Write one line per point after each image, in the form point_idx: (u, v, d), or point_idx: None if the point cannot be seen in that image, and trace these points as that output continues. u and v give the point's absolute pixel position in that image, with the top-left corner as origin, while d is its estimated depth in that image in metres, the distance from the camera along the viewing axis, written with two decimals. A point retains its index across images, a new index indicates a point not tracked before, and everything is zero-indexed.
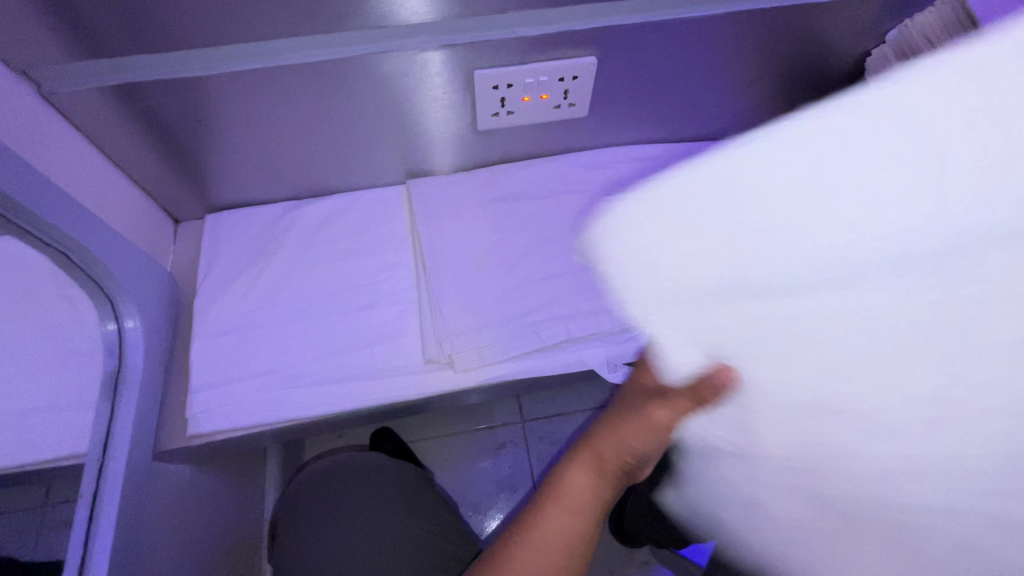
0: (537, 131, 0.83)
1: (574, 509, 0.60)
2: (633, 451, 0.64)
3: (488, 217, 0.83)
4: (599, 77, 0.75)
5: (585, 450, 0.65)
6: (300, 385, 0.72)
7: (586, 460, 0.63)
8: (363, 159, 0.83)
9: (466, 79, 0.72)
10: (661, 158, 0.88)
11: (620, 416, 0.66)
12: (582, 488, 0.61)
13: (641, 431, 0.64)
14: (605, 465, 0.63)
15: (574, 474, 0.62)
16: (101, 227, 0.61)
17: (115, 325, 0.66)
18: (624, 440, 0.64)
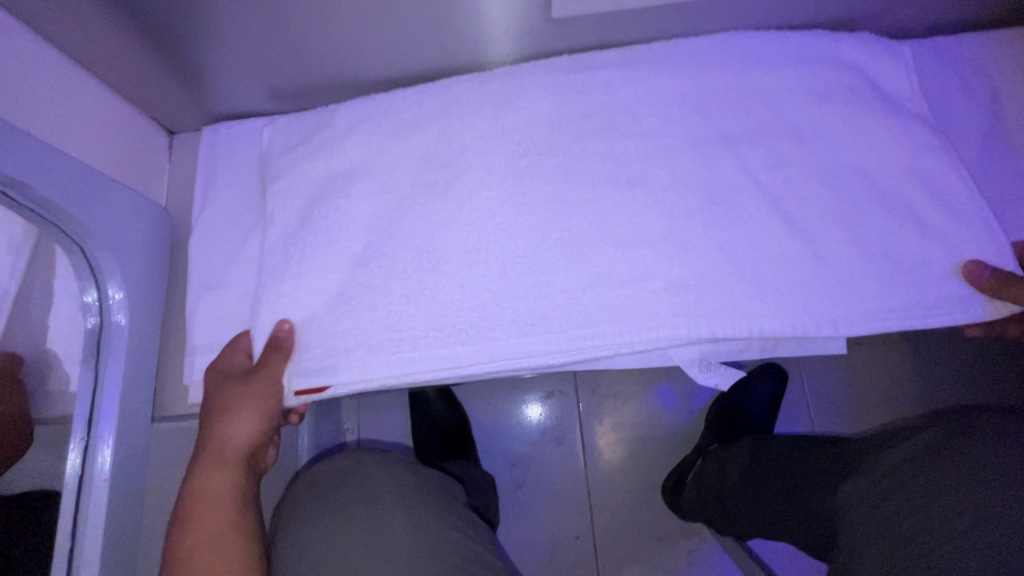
0: (634, 16, 0.58)
1: (225, 515, 0.55)
2: (240, 443, 0.56)
3: (550, 138, 0.59)
4: None
5: (206, 443, 0.56)
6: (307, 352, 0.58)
7: (216, 454, 0.56)
8: (386, 51, 0.61)
9: None
10: (819, 59, 0.60)
11: (217, 457, 0.56)
12: (224, 491, 0.55)
13: (242, 410, 0.56)
14: (225, 458, 0.56)
15: (205, 475, 0.55)
16: (33, 148, 0.46)
17: (96, 294, 0.54)
18: (215, 484, 0.55)
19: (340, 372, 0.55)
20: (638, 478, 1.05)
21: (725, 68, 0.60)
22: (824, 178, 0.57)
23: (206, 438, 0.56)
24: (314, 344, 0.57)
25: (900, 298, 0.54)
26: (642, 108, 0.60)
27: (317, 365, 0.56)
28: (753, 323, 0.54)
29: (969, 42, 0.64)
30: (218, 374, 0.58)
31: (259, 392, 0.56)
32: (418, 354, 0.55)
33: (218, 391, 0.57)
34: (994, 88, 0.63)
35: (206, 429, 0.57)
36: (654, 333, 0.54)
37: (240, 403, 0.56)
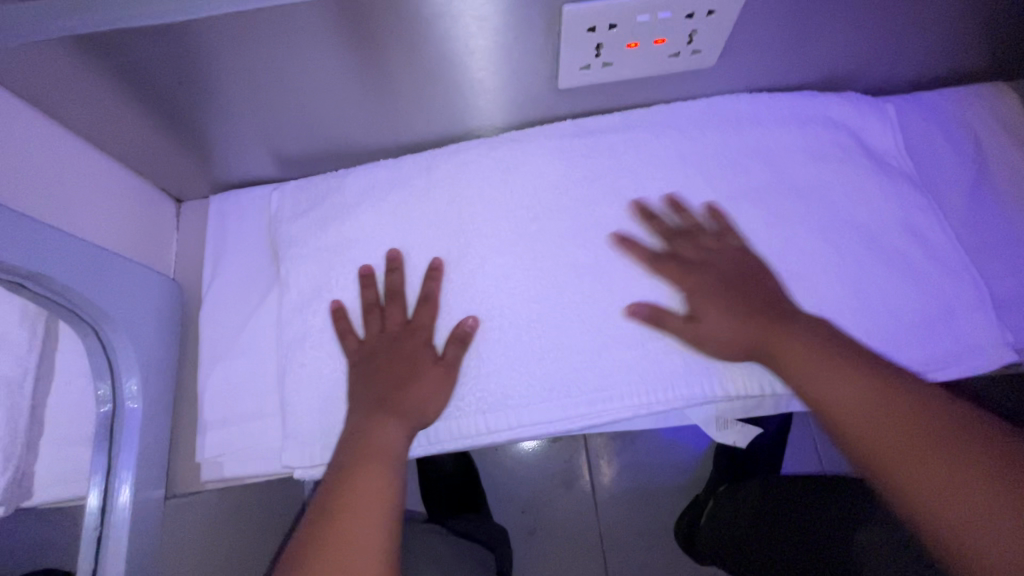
0: (635, 85, 0.60)
1: (392, 466, 0.50)
2: (420, 407, 0.54)
3: (558, 201, 0.61)
4: (742, 14, 0.51)
5: (380, 400, 0.54)
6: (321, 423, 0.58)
7: (395, 407, 0.53)
8: (396, 121, 0.63)
9: (550, 19, 0.49)
10: (811, 120, 0.63)
11: (390, 402, 0.53)
12: (395, 446, 0.52)
13: (422, 384, 0.54)
14: (399, 410, 0.53)
15: (382, 427, 0.52)
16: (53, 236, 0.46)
17: (110, 384, 0.53)
18: (389, 436, 0.52)
19: None
20: (650, 519, 1.04)
21: (723, 129, 0.63)
22: (825, 233, 0.59)
23: (375, 366, 0.55)
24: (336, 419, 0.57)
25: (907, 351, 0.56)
26: (645, 170, 0.61)
27: None
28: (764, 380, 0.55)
29: (948, 98, 0.67)
30: (387, 332, 0.58)
31: (441, 378, 0.55)
32: (441, 425, 0.56)
33: (388, 360, 0.56)
34: (977, 140, 0.65)
35: (380, 394, 0.54)
36: (669, 395, 0.55)
37: (422, 370, 0.55)
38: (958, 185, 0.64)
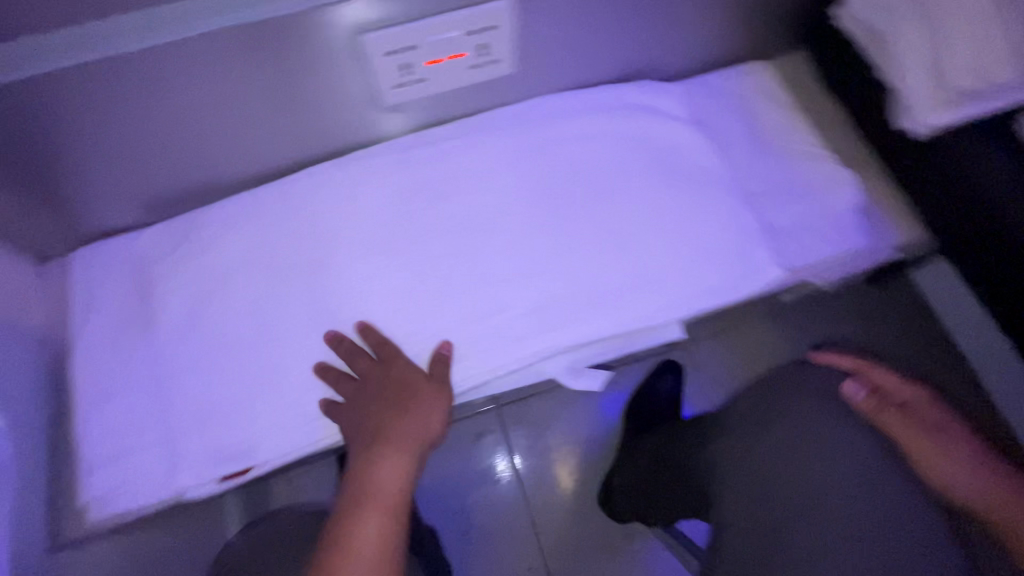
0: (455, 96, 0.69)
1: (398, 512, 0.56)
2: (416, 439, 0.59)
3: (406, 206, 0.68)
4: (518, 25, 0.61)
5: (372, 433, 0.58)
6: (201, 442, 0.59)
7: (388, 439, 0.58)
8: (245, 153, 0.67)
9: (353, 46, 0.57)
10: (612, 107, 0.73)
11: (387, 439, 0.58)
12: (398, 485, 0.57)
13: (422, 410, 0.59)
14: (393, 441, 0.58)
15: (386, 466, 0.57)
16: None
17: None
18: (385, 470, 0.57)
19: (257, 454, 0.59)
20: (575, 496, 1.10)
21: (542, 122, 0.72)
22: (638, 195, 0.68)
23: (361, 424, 0.59)
24: (221, 436, 0.59)
25: (718, 279, 0.65)
26: (479, 166, 0.69)
27: (233, 454, 0.59)
28: (601, 325, 0.63)
29: (728, 73, 0.80)
30: (388, 374, 0.60)
31: (437, 397, 0.60)
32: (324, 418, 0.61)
33: (382, 396, 0.60)
34: (756, 103, 0.77)
35: (387, 434, 0.58)
36: (524, 353, 0.62)
37: (422, 407, 0.59)
38: (742, 139, 0.75)
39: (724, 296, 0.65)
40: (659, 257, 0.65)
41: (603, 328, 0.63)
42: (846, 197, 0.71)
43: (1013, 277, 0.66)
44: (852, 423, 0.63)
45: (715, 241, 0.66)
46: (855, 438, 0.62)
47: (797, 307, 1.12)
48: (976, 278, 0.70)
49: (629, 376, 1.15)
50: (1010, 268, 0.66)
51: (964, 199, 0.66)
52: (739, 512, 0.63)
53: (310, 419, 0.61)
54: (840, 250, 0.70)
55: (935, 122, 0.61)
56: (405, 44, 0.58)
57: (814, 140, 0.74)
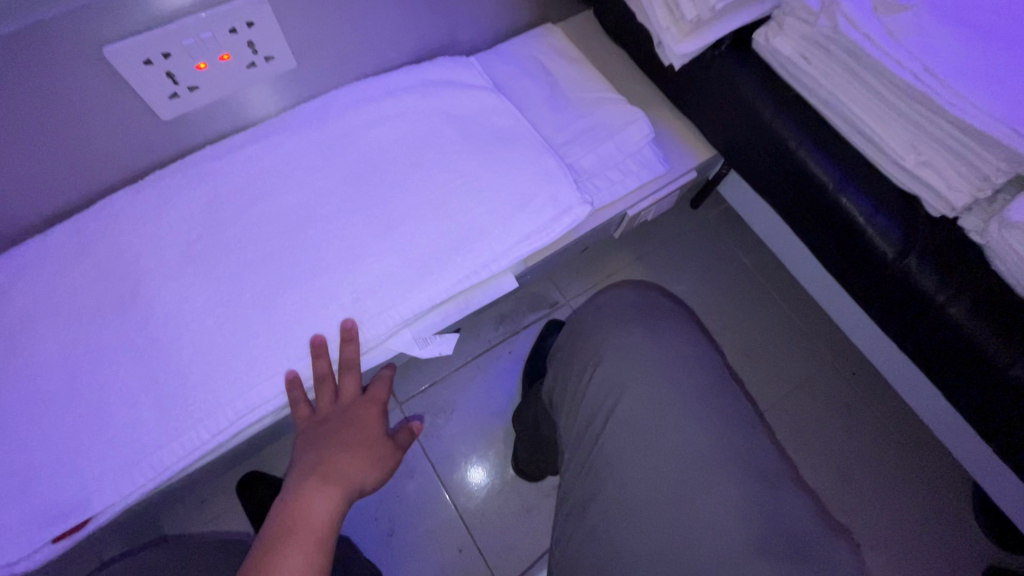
0: (243, 98, 0.68)
1: (326, 534, 0.53)
2: (349, 477, 0.57)
3: (215, 215, 0.66)
4: (283, 17, 0.61)
5: (312, 467, 0.57)
6: (25, 510, 0.55)
7: (328, 473, 0.56)
8: (18, 198, 0.62)
9: (102, 63, 0.54)
10: (411, 86, 0.75)
11: (343, 441, 0.60)
12: (324, 514, 0.53)
13: (363, 455, 0.60)
14: (331, 478, 0.56)
15: (313, 496, 0.54)
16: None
17: None
18: (320, 496, 0.54)
19: (96, 504, 0.56)
20: (490, 467, 1.13)
21: (343, 110, 0.72)
22: (449, 163, 0.71)
23: (331, 431, 0.61)
24: (48, 496, 0.55)
25: (535, 228, 0.70)
26: (285, 165, 0.69)
27: (67, 510, 0.55)
28: (433, 293, 0.66)
29: (519, 40, 0.85)
30: (341, 401, 0.64)
31: (372, 412, 0.64)
32: (165, 449, 0.58)
33: (344, 419, 0.62)
34: (547, 62, 0.83)
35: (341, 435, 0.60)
36: (365, 334, 0.64)
37: (368, 418, 0.64)
38: (541, 96, 0.80)
39: (543, 241, 0.71)
40: (477, 217, 0.69)
41: (438, 294, 0.66)
42: (639, 130, 0.77)
43: (769, 176, 0.77)
44: (667, 321, 0.61)
45: (528, 192, 0.71)
46: (668, 332, 0.60)
47: (651, 244, 1.22)
48: (750, 180, 0.82)
49: (518, 342, 1.20)
50: (766, 170, 0.76)
51: (731, 111, 0.75)
52: (579, 442, 0.58)
53: (150, 454, 0.58)
54: (643, 179, 0.78)
55: (686, 51, 0.69)
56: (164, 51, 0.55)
57: (604, 86, 0.81)
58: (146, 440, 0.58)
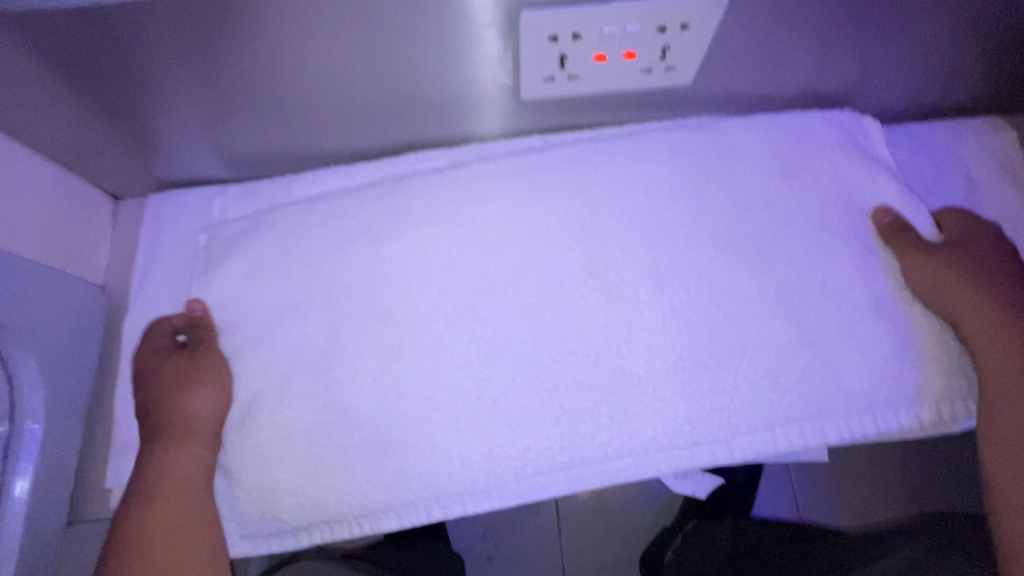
0: (608, 100, 0.56)
1: (201, 432, 0.51)
2: (192, 411, 0.51)
3: (524, 212, 0.54)
4: (721, 27, 0.46)
5: (153, 430, 0.51)
6: (240, 448, 0.51)
7: (180, 427, 0.50)
8: (348, 128, 0.58)
9: (510, 26, 0.45)
10: (806, 141, 0.56)
11: (157, 402, 0.52)
12: (190, 466, 0.50)
13: (198, 396, 0.51)
14: (189, 432, 0.51)
15: (160, 451, 0.50)
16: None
17: None
18: (181, 450, 0.50)
19: (292, 494, 0.50)
20: (618, 554, 0.97)
21: (709, 147, 0.56)
22: (823, 270, 0.51)
23: (157, 384, 0.53)
24: (258, 460, 0.50)
25: (902, 413, 0.49)
26: (620, 189, 0.55)
27: (270, 483, 0.50)
28: (736, 441, 0.49)
29: (947, 131, 0.62)
30: (189, 349, 0.53)
31: (209, 364, 0.52)
32: (379, 469, 0.49)
33: (179, 364, 0.52)
34: (978, 175, 0.60)
35: (150, 417, 0.52)
36: (638, 450, 0.49)
37: (198, 378, 0.51)
38: None
39: (904, 430, 0.50)
40: (837, 360, 0.49)
41: (743, 440, 0.49)
42: None
43: None
44: None
45: (917, 356, 0.50)
46: None
47: None
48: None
49: None
50: None
51: None
52: None
53: (362, 469, 0.50)
54: None
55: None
56: (419, 142, 0.62)
57: None
58: (362, 448, 0.50)
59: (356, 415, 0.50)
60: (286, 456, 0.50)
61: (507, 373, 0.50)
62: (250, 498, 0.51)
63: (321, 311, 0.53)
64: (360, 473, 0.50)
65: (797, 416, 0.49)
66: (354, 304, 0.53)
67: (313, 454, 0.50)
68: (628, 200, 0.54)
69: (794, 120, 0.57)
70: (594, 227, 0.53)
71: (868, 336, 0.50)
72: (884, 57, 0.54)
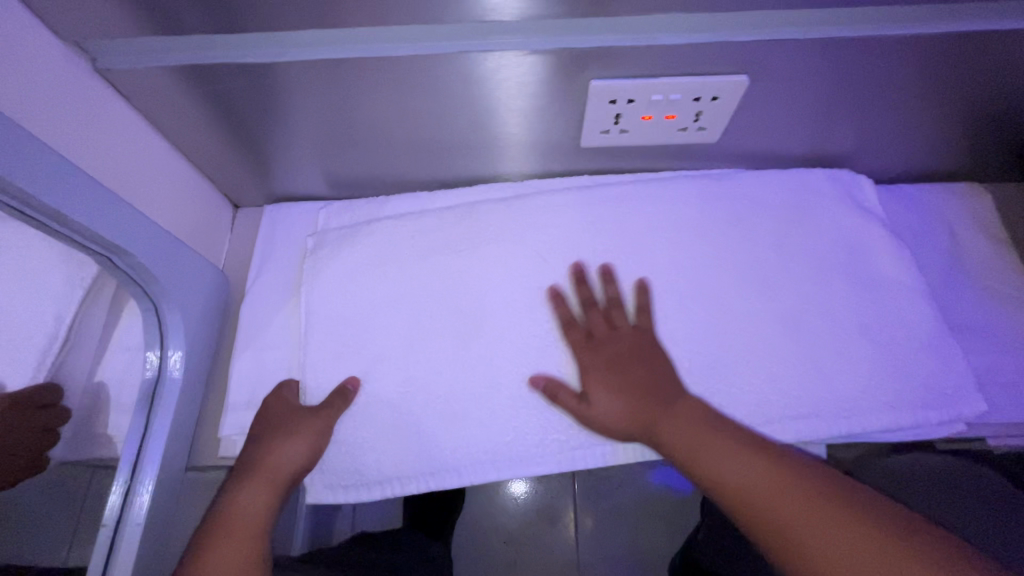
0: (649, 150, 0.69)
1: (277, 481, 0.56)
2: (280, 463, 0.57)
3: (576, 235, 0.66)
4: (743, 101, 0.60)
5: (246, 465, 0.57)
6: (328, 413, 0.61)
7: (264, 470, 0.56)
8: (434, 161, 0.72)
9: (579, 90, 0.58)
10: (810, 192, 0.69)
11: (254, 445, 0.59)
12: (257, 510, 0.54)
13: (290, 448, 0.58)
14: (267, 477, 0.56)
15: (245, 490, 0.55)
16: (129, 218, 0.53)
17: (158, 353, 0.61)
18: (255, 494, 0.55)
19: (372, 453, 0.60)
20: (630, 566, 1.04)
21: (729, 192, 0.68)
22: (821, 297, 0.62)
23: (262, 427, 0.60)
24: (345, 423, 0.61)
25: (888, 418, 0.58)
26: (654, 221, 0.67)
27: (354, 443, 0.61)
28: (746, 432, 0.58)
29: (934, 192, 0.74)
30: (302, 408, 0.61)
31: (313, 424, 0.59)
32: (445, 435, 0.60)
33: (286, 418, 0.60)
34: (960, 230, 0.71)
35: (245, 453, 0.59)
36: None
37: (299, 436, 0.59)
38: (938, 266, 0.69)
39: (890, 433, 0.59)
40: (832, 370, 0.59)
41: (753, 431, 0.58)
42: None
43: None
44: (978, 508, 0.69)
45: (900, 371, 0.59)
46: None
47: None
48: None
49: None
50: None
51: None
52: None
53: (431, 434, 0.60)
54: None
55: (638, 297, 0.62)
56: (490, 175, 0.76)
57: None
58: (432, 417, 0.60)
59: (430, 389, 0.61)
60: (366, 422, 0.61)
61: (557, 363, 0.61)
62: (334, 452, 0.61)
63: (405, 304, 0.65)
64: (430, 438, 0.60)
65: (798, 415, 0.58)
66: (430, 301, 0.65)
67: (391, 419, 0.61)
68: (660, 230, 0.66)
69: (803, 175, 0.70)
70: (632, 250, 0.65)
71: (854, 352, 0.60)
72: (877, 129, 0.66)
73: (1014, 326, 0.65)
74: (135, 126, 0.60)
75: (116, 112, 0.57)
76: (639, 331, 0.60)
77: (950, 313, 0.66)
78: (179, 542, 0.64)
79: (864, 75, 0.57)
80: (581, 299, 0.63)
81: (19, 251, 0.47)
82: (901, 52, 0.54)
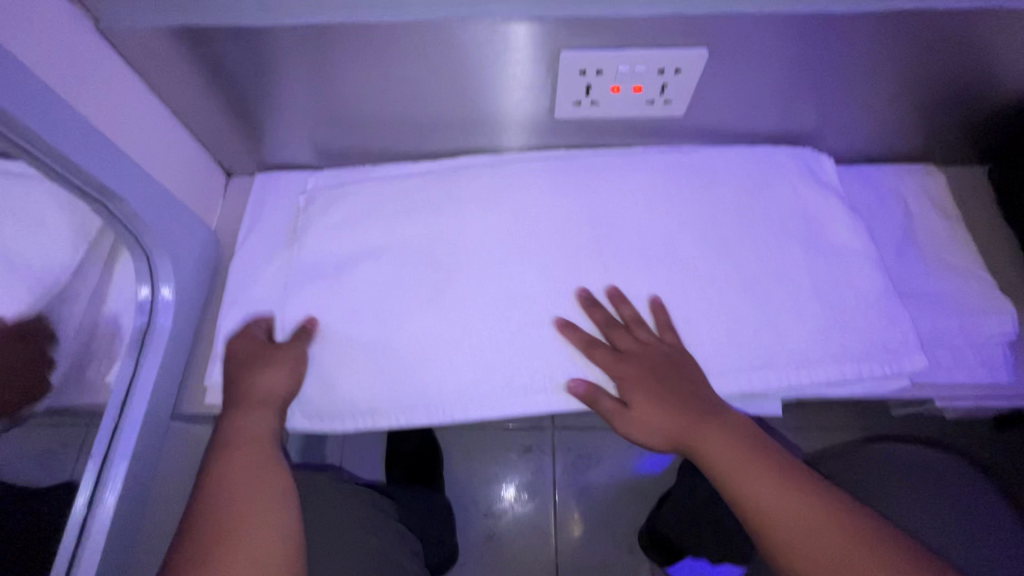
0: (620, 124, 0.73)
1: (271, 405, 0.60)
2: (269, 389, 0.60)
3: (548, 202, 0.70)
4: (705, 74, 0.64)
5: (234, 398, 0.59)
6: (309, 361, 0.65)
7: (254, 398, 0.59)
8: (418, 133, 0.76)
9: (551, 60, 0.62)
10: (771, 164, 0.73)
11: (235, 379, 0.61)
12: (263, 430, 0.58)
13: (275, 374, 0.61)
14: (257, 403, 0.59)
15: (243, 416, 0.58)
16: (125, 166, 0.57)
17: (148, 301, 0.65)
18: (253, 418, 0.58)
19: (348, 397, 0.63)
20: (605, 539, 1.07)
21: (695, 166, 0.72)
22: (778, 261, 0.66)
23: (237, 361, 0.63)
24: (324, 370, 0.64)
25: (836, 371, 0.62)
26: (622, 191, 0.71)
27: (332, 388, 0.64)
28: None
29: (890, 171, 0.78)
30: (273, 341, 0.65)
31: (294, 350, 0.63)
32: (418, 382, 0.63)
33: (261, 351, 0.64)
34: (913, 205, 0.75)
35: (227, 389, 0.61)
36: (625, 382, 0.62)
37: (281, 363, 0.62)
38: (891, 237, 0.73)
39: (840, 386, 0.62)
40: (784, 328, 0.63)
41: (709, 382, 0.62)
42: (1000, 325, 0.66)
43: None
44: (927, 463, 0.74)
45: (849, 330, 0.63)
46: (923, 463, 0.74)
47: (889, 427, 1.06)
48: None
49: None
50: None
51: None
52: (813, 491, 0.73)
53: (405, 382, 0.63)
54: (979, 381, 0.65)
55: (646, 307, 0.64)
56: (470, 148, 0.79)
57: (972, 259, 0.71)
58: (406, 366, 0.63)
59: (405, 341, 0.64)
60: (343, 370, 0.64)
61: (526, 318, 0.64)
62: (312, 394, 0.64)
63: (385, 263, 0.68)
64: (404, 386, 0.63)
65: (752, 368, 0.62)
66: (408, 260, 0.68)
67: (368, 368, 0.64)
68: (628, 198, 0.70)
69: (766, 152, 0.74)
70: (601, 216, 0.69)
71: (806, 312, 0.64)
72: (834, 108, 0.70)
73: (959, 293, 0.69)
74: (134, 87, 0.64)
75: (118, 71, 0.61)
76: (664, 343, 0.62)
77: (899, 280, 0.70)
78: (162, 485, 0.67)
79: (816, 51, 0.61)
80: (599, 323, 0.63)
81: (24, 189, 0.50)
82: (847, 29, 0.58)
